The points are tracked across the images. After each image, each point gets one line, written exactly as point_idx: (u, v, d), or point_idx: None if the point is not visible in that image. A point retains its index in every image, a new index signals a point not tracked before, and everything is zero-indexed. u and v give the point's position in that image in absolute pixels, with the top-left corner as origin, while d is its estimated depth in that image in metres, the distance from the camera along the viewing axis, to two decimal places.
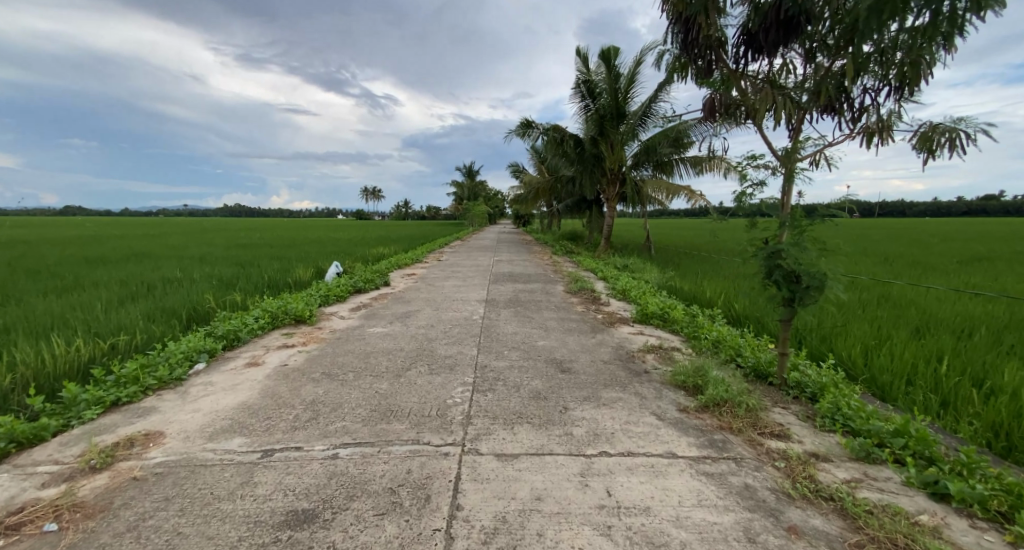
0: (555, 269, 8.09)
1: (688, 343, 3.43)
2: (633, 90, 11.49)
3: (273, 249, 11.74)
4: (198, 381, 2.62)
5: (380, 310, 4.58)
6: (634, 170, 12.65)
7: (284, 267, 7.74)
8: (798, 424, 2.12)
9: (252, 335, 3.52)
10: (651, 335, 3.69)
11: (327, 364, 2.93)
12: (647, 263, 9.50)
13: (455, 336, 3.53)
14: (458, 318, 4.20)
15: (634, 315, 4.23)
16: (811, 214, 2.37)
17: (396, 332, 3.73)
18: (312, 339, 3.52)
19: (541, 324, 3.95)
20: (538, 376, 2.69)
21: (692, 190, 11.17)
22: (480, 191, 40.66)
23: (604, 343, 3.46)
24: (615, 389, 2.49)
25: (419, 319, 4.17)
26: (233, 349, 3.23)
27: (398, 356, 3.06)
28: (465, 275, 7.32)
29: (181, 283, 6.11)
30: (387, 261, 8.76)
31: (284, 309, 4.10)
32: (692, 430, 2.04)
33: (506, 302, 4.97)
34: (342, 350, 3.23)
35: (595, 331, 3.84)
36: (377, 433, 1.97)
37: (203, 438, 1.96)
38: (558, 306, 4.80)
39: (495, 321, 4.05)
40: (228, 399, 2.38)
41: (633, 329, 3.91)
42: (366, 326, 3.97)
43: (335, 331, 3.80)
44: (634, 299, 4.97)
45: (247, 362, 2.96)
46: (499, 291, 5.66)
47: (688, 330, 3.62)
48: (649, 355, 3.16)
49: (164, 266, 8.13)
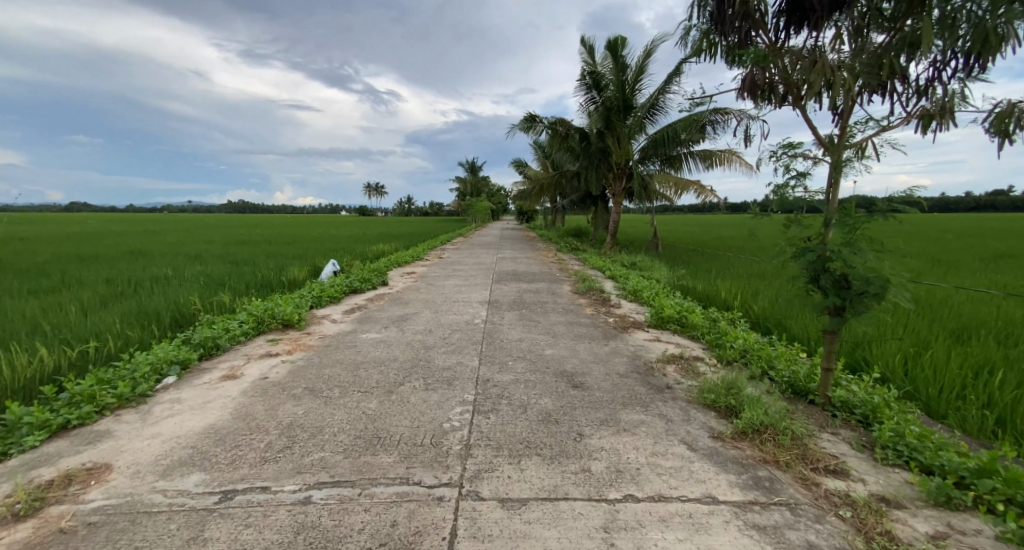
0: (560, 268, 7.77)
1: (711, 352, 3.12)
2: (641, 82, 11.12)
3: (271, 246, 11.48)
4: (165, 398, 2.33)
5: (375, 313, 4.28)
6: (642, 164, 12.27)
7: (279, 266, 7.45)
8: (854, 457, 1.82)
9: (233, 343, 3.23)
10: (669, 343, 3.37)
11: (312, 377, 2.63)
12: (656, 261, 9.15)
13: (455, 343, 3.23)
14: (458, 321, 3.90)
15: (649, 319, 3.92)
16: (868, 209, 2.02)
17: (391, 338, 3.43)
18: (298, 347, 3.23)
19: (548, 330, 3.64)
20: (547, 392, 2.38)
21: (701, 185, 10.80)
22: (482, 187, 40.35)
23: (619, 351, 3.15)
24: (636, 410, 2.18)
25: (416, 323, 3.87)
26: (211, 358, 2.95)
27: (390, 368, 2.76)
28: (467, 273, 7.03)
29: (170, 283, 5.83)
30: (386, 259, 8.46)
31: (271, 313, 3.80)
32: (732, 465, 1.73)
33: (511, 304, 4.66)
34: (331, 360, 2.94)
35: (607, 337, 3.53)
36: (359, 469, 1.66)
37: (155, 474, 1.66)
38: (566, 308, 4.48)
39: (498, 325, 3.74)
40: (195, 420, 2.09)
41: (648, 335, 3.59)
42: (359, 330, 3.68)
43: (325, 336, 3.51)
44: (647, 302, 4.67)
45: (224, 375, 2.67)
46: (502, 292, 5.35)
47: (710, 336, 3.31)
48: (669, 366, 2.85)
49: (156, 265, 7.85)
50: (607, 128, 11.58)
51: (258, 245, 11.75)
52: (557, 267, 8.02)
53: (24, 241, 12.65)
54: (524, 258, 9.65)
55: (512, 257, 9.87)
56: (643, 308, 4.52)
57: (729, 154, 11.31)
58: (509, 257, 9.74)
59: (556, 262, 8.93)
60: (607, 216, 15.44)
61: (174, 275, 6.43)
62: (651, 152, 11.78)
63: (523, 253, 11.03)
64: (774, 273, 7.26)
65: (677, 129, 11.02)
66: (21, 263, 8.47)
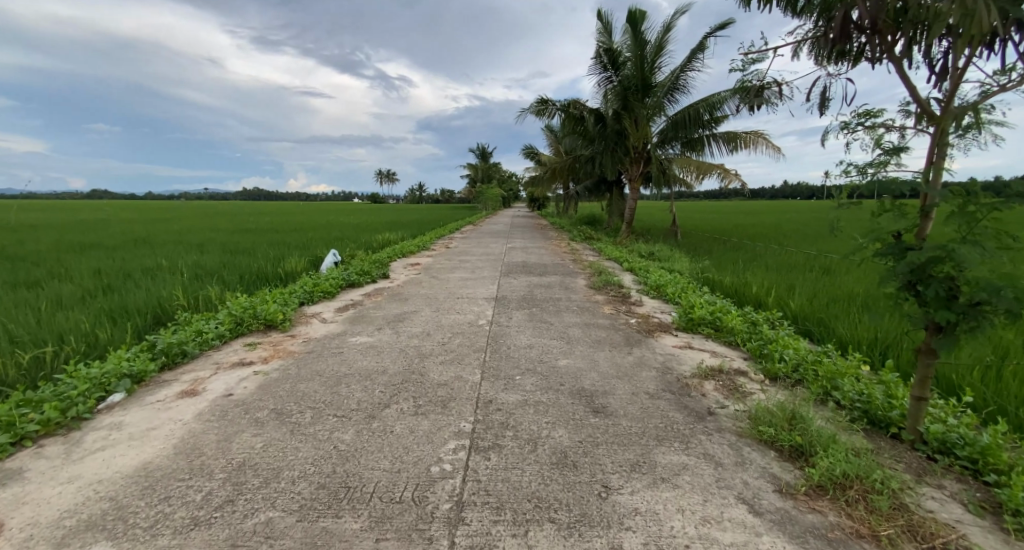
0: (574, 259, 7.28)
1: (756, 365, 2.64)
2: (661, 59, 10.42)
3: (276, 234, 11.15)
4: (104, 425, 1.94)
5: (370, 312, 3.86)
6: (660, 148, 11.62)
7: (278, 256, 7.09)
8: (979, 530, 1.35)
9: (203, 349, 2.84)
10: (703, 352, 2.90)
11: (283, 395, 2.23)
12: (676, 251, 8.61)
13: (454, 351, 2.80)
14: (460, 323, 3.46)
15: (677, 321, 3.44)
16: (997, 194, 1.49)
17: (382, 343, 3.01)
18: (277, 353, 2.83)
19: (562, 334, 3.19)
20: (562, 421, 1.93)
21: (725, 169, 10.16)
22: (493, 174, 39.69)
23: (645, 361, 2.69)
24: (674, 449, 1.73)
25: (413, 324, 3.44)
26: (174, 369, 2.56)
27: (376, 383, 2.34)
28: (475, 265, 6.58)
29: (161, 274, 5.51)
30: (390, 249, 8.05)
31: (252, 312, 3.42)
32: (814, 542, 1.27)
33: (520, 301, 4.22)
34: (310, 370, 2.54)
35: (630, 342, 3.07)
36: (312, 544, 1.25)
37: (49, 544, 1.27)
38: (581, 307, 4.01)
39: (505, 328, 3.30)
40: (127, 458, 1.70)
41: (678, 341, 3.11)
42: (349, 333, 3.27)
43: (310, 340, 3.11)
44: (673, 299, 4.18)
45: (182, 391, 2.27)
46: (511, 287, 4.90)
47: (753, 344, 2.84)
48: (708, 384, 2.39)
49: (154, 254, 7.56)
50: (624, 109, 10.95)
51: (262, 233, 11.47)
52: (570, 258, 7.53)
53: (33, 229, 12.52)
54: (536, 248, 9.17)
55: (523, 247, 9.39)
56: (668, 307, 4.04)
57: (755, 135, 10.62)
58: (520, 247, 9.28)
59: (570, 252, 8.44)
60: (622, 203, 14.85)
61: (167, 266, 6.12)
62: (670, 135, 11.12)
63: (535, 242, 10.55)
64: (807, 265, 6.71)
65: (699, 108, 10.45)
66: (16, 251, 8.23)
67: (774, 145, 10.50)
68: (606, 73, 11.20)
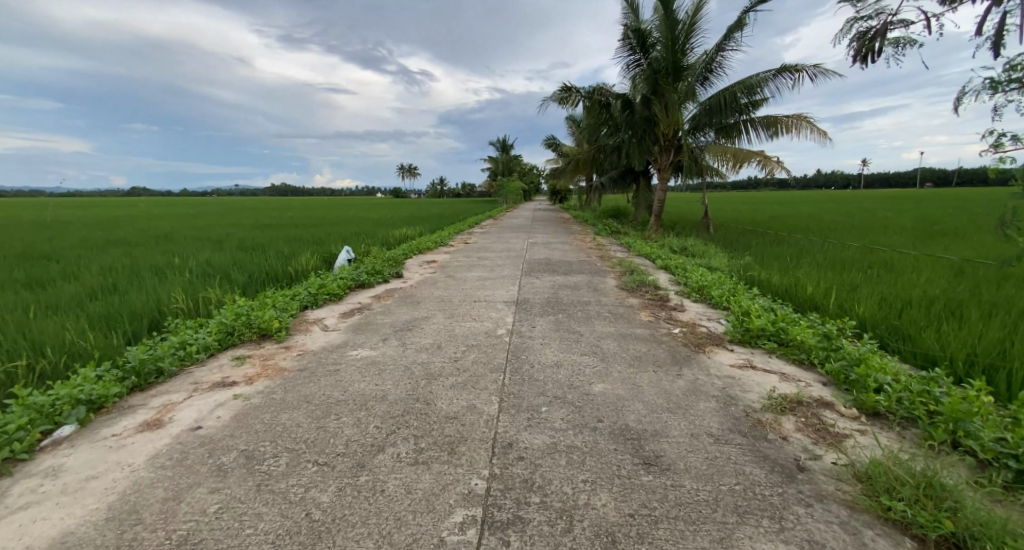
0: (600, 255, 6.76)
1: (844, 396, 2.13)
2: (694, 39, 9.71)
3: (293, 230, 10.95)
4: (38, 471, 1.57)
5: (377, 318, 3.46)
6: (692, 135, 10.92)
7: (289, 253, 6.79)
8: None
9: (183, 365, 2.48)
10: (769, 375, 2.39)
11: (259, 430, 1.83)
12: (711, 246, 7.98)
13: (467, 370, 2.36)
14: (476, 332, 3.02)
15: (731, 333, 2.94)
16: None
17: (386, 358, 2.60)
18: (264, 371, 2.45)
19: (595, 347, 2.72)
20: (605, 479, 1.48)
21: (766, 156, 9.39)
22: (515, 166, 39.14)
23: (700, 387, 2.21)
24: (767, 534, 1.25)
25: (423, 334, 3.03)
26: (145, 391, 2.20)
27: (372, 414, 1.93)
28: (494, 262, 6.15)
29: (167, 273, 5.27)
30: (406, 245, 7.68)
31: (246, 319, 3.05)
32: None
33: (543, 305, 3.75)
34: (297, 394, 2.14)
35: (678, 359, 2.58)
36: None
37: None
38: (615, 313, 3.52)
39: (528, 340, 2.84)
40: (47, 525, 1.32)
41: (736, 359, 2.61)
42: (349, 344, 2.87)
43: (305, 353, 2.73)
44: (721, 304, 3.67)
45: (146, 422, 1.90)
46: (533, 288, 4.44)
47: (834, 366, 2.32)
48: (787, 423, 1.89)
49: (167, 251, 7.38)
50: (654, 93, 10.26)
51: (280, 229, 11.31)
52: (597, 254, 7.00)
53: (62, 226, 12.74)
54: (559, 243, 8.67)
55: (545, 242, 8.88)
56: (715, 313, 3.52)
57: (798, 118, 9.77)
58: (541, 242, 8.80)
59: (595, 248, 7.91)
60: (650, 194, 14.15)
61: (176, 263, 5.91)
62: (704, 121, 10.44)
63: (559, 237, 10.02)
64: (862, 262, 6.04)
65: (736, 91, 9.70)
66: (38, 249, 8.24)
67: (820, 129, 9.65)
68: (634, 56, 10.55)
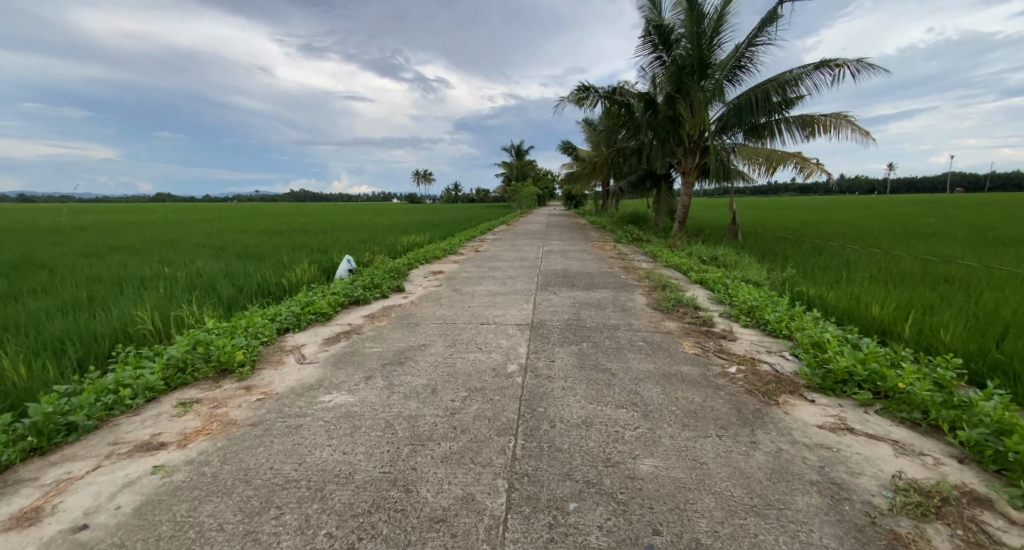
0: (624, 267, 6.13)
1: (1005, 486, 1.47)
2: (722, 34, 9.04)
3: (300, 236, 10.60)
4: None
5: (366, 345, 2.92)
6: (719, 136, 10.23)
7: (288, 262, 6.35)
8: None
9: (108, 416, 1.96)
10: (878, 445, 1.74)
11: (162, 537, 1.28)
12: (744, 256, 7.31)
13: (465, 432, 1.77)
14: (480, 369, 2.42)
15: (807, 377, 2.30)
16: None
17: (364, 407, 2.03)
18: (205, 425, 1.89)
19: (633, 396, 2.11)
20: None
21: (803, 157, 8.66)
22: (530, 171, 38.68)
23: (788, 466, 1.58)
24: None
25: (416, 371, 2.44)
26: (45, 458, 1.70)
27: (327, 511, 1.36)
28: (507, 274, 5.58)
29: (151, 285, 4.86)
30: (413, 254, 7.18)
31: (205, 348, 2.53)
32: None
33: (563, 330, 3.15)
34: (236, 469, 1.58)
35: (748, 417, 1.94)
36: None
37: None
38: (651, 343, 2.90)
39: (547, 382, 2.24)
40: None
41: (823, 417, 1.96)
42: (324, 384, 2.31)
43: (267, 397, 2.16)
44: (781, 333, 3.02)
45: (18, 515, 1.38)
46: (550, 307, 3.83)
47: (973, 435, 1.66)
48: (939, 539, 1.25)
49: (165, 259, 7.05)
50: (678, 92, 9.63)
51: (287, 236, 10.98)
52: (620, 265, 6.36)
53: (76, 230, 12.72)
54: (576, 251, 8.07)
55: (562, 250, 8.29)
56: (775, 345, 2.87)
57: (837, 118, 8.99)
58: (557, 250, 8.22)
59: (617, 257, 7.29)
60: (672, 199, 13.41)
61: (165, 273, 5.51)
62: (733, 121, 9.78)
63: (575, 245, 9.42)
64: (925, 276, 5.33)
65: (768, 88, 9.00)
66: (37, 256, 7.98)
67: (862, 129, 8.87)
68: (657, 53, 9.91)
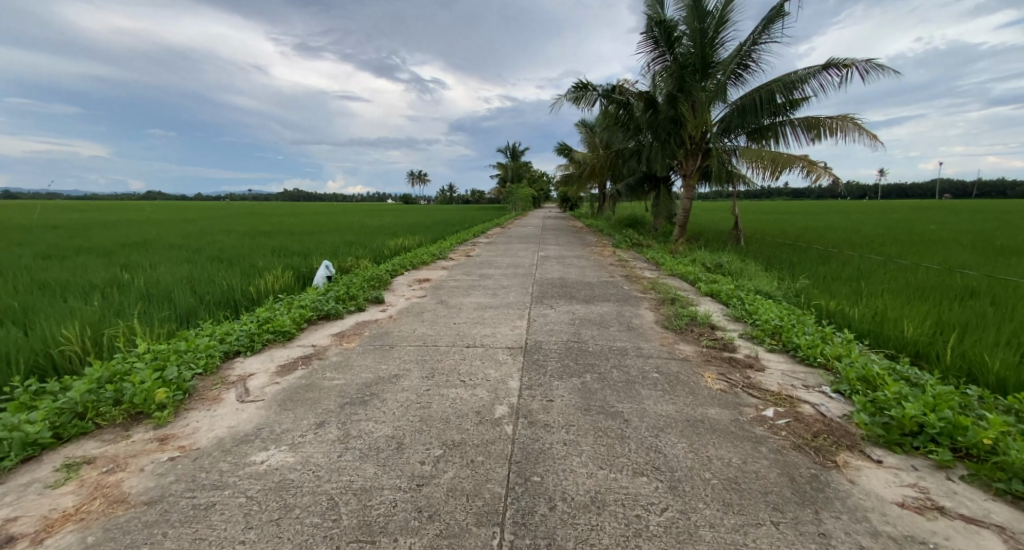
0: (625, 275, 5.69)
1: None
2: (726, 31, 8.67)
3: (282, 238, 10.06)
4: None
5: (327, 375, 2.43)
6: (721, 138, 9.86)
7: (263, 267, 5.86)
8: None
9: None
10: (989, 539, 1.30)
11: None
12: (750, 264, 6.92)
13: (434, 521, 1.30)
14: (460, 413, 1.95)
15: (866, 426, 1.85)
16: None
17: (303, 473, 1.54)
18: (83, 505, 1.39)
19: (653, 455, 1.65)
20: None
21: (809, 161, 8.29)
22: (524, 173, 38.36)
23: None
24: None
25: (381, 414, 1.97)
26: None
27: None
28: (499, 282, 5.12)
29: (100, 293, 4.34)
30: (399, 258, 6.70)
31: (120, 384, 2.04)
32: None
33: (562, 357, 2.68)
34: None
35: (805, 490, 1.49)
36: None
37: None
38: (667, 375, 2.44)
39: (544, 435, 1.77)
40: None
41: (901, 490, 1.51)
42: (262, 434, 1.83)
43: (184, 456, 1.67)
44: (816, 362, 2.59)
45: None
46: (547, 325, 3.37)
47: None
48: None
49: (129, 262, 6.51)
50: (679, 91, 9.23)
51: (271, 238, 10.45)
52: (621, 273, 5.93)
53: (49, 230, 12.06)
54: (573, 257, 7.64)
55: (558, 255, 7.84)
56: (813, 378, 2.42)
57: (843, 120, 8.63)
58: (554, 255, 7.79)
59: (617, 264, 6.86)
60: (670, 202, 13.02)
61: (123, 279, 5.00)
62: (736, 122, 9.40)
63: (572, 250, 8.98)
64: (947, 288, 4.98)
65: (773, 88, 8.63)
66: None
67: (870, 132, 8.50)
68: (658, 51, 9.51)
